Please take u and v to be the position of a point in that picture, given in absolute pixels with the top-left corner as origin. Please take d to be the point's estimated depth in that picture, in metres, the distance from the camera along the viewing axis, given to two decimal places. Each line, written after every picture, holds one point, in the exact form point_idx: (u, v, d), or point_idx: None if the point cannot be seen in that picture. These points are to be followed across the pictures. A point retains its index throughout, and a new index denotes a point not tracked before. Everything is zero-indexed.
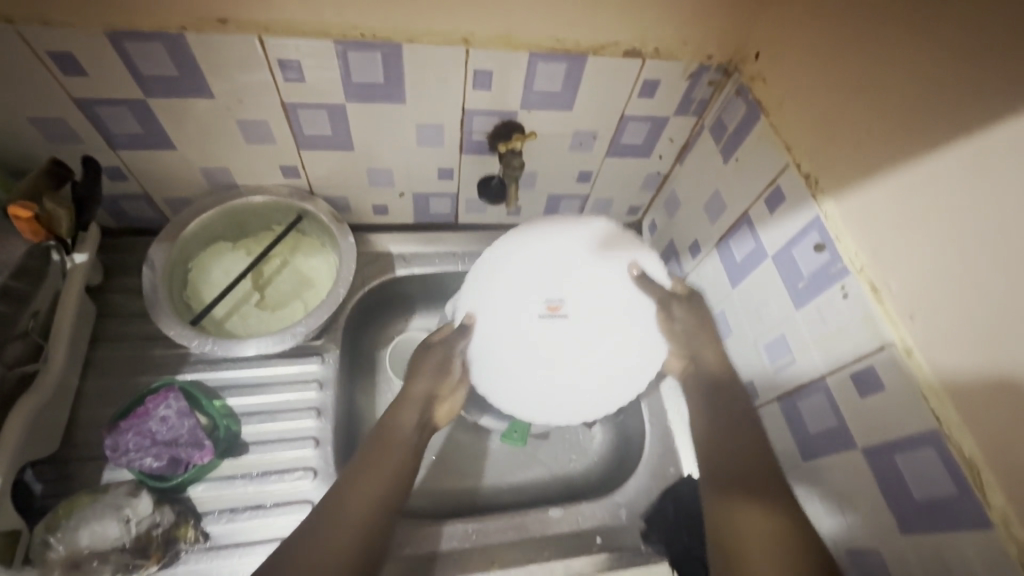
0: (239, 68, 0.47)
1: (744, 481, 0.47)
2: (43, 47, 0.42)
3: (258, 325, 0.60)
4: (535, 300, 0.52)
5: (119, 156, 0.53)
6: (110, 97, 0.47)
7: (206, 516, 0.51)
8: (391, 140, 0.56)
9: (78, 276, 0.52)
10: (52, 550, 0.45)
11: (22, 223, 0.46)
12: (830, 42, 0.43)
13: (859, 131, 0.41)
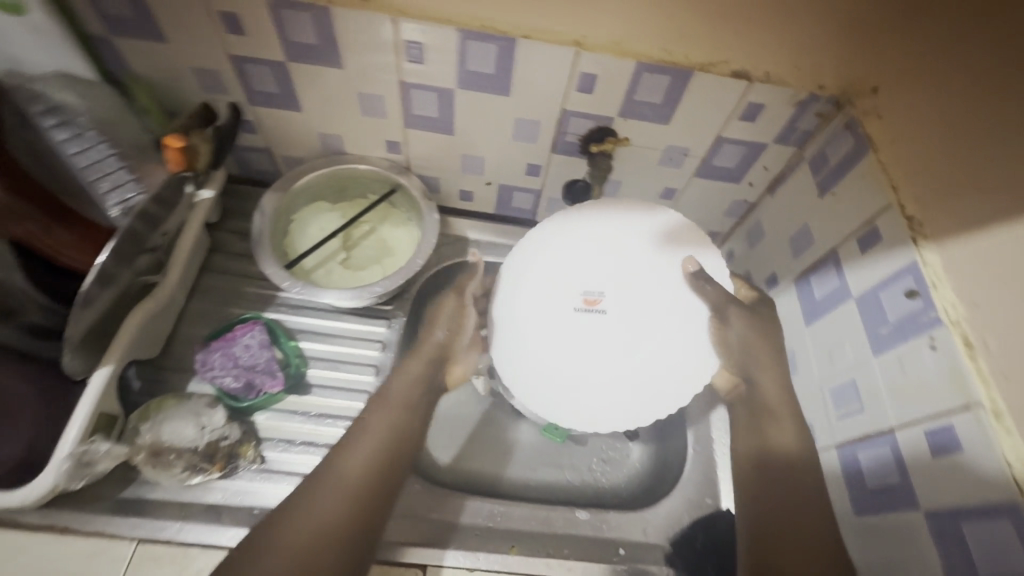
0: (368, 45, 0.51)
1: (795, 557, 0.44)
2: (214, 6, 0.49)
3: (340, 282, 0.65)
4: (572, 293, 0.52)
5: (253, 109, 0.59)
6: (260, 56, 0.53)
7: (267, 441, 0.56)
8: (489, 131, 0.60)
9: (203, 210, 0.59)
10: (140, 437, 0.51)
11: (173, 152, 0.52)
12: (950, 88, 0.41)
13: (969, 182, 0.39)
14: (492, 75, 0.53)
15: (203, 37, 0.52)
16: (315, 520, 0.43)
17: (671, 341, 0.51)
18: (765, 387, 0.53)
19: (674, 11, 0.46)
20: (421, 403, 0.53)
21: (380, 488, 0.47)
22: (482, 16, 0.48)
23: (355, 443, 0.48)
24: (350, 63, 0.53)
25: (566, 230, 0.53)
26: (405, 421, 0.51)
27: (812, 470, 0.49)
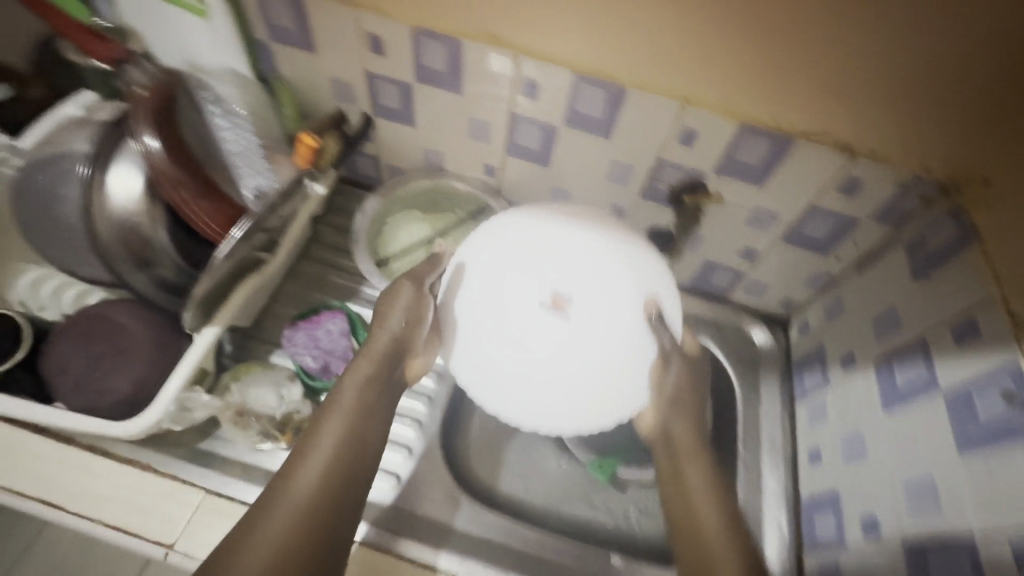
0: (487, 77, 0.56)
1: None
2: (363, 28, 0.55)
3: None
4: (540, 288, 0.49)
5: (374, 120, 0.66)
6: (392, 76, 0.59)
7: None
8: (583, 168, 0.63)
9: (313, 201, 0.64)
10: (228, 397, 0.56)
11: (305, 148, 0.58)
12: None
13: None
14: (597, 118, 0.56)
15: (346, 53, 0.58)
16: (271, 546, 0.43)
17: (618, 372, 0.49)
18: (680, 430, 0.56)
19: (739, 58, 0.48)
20: (370, 417, 0.52)
21: (333, 506, 0.47)
22: (601, 65, 0.52)
23: (298, 466, 0.48)
24: (468, 91, 0.58)
25: (541, 231, 0.51)
26: (352, 432, 0.50)
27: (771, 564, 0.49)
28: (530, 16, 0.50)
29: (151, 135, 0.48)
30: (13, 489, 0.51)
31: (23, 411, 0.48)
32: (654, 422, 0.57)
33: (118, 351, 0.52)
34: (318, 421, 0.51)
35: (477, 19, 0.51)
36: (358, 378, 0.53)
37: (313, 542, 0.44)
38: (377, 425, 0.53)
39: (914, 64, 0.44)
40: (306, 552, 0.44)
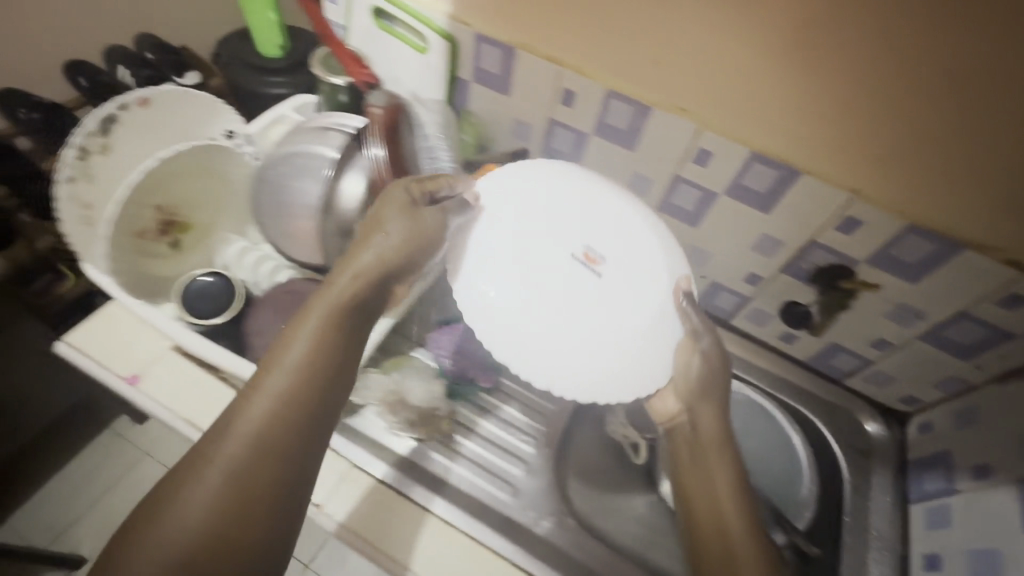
0: (664, 141, 0.62)
1: None
2: (565, 84, 0.63)
3: None
4: (573, 243, 0.51)
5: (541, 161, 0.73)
6: (572, 125, 0.66)
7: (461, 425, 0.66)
8: (730, 235, 0.67)
9: None
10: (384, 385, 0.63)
11: None
12: None
13: None
14: (760, 193, 0.61)
15: (539, 101, 0.66)
16: (225, 477, 0.44)
17: (643, 350, 0.51)
18: (704, 416, 0.56)
19: (789, 117, 0.54)
20: (333, 354, 0.50)
21: (283, 440, 0.46)
22: (775, 145, 0.57)
23: (250, 396, 0.47)
24: (641, 150, 0.64)
25: (569, 190, 0.54)
26: (313, 364, 0.49)
27: None
28: (722, 96, 0.56)
29: (379, 146, 0.57)
30: (194, 423, 0.58)
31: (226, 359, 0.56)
32: (676, 409, 0.57)
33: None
34: (275, 350, 0.49)
35: (668, 90, 0.58)
36: (324, 306, 0.50)
37: (264, 475, 0.45)
38: (336, 369, 0.50)
39: (950, 133, 0.50)
40: (257, 482, 0.45)
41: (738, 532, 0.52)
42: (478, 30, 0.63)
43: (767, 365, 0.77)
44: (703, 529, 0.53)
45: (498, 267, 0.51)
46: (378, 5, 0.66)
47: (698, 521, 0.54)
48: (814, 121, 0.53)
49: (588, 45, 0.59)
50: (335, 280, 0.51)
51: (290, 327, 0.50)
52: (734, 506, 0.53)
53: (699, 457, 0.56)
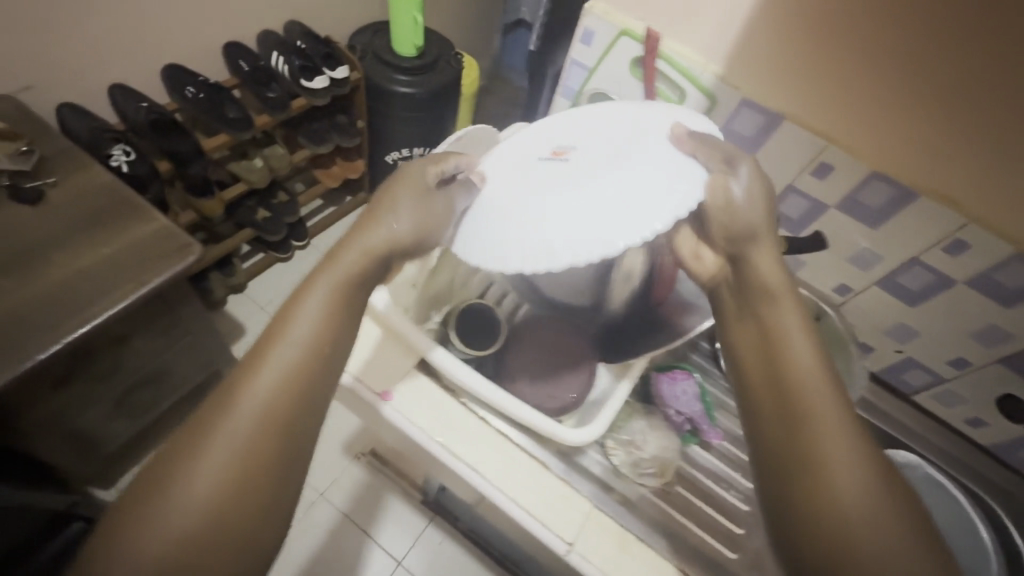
0: (914, 225, 0.63)
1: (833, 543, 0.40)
2: (824, 157, 0.64)
3: None
4: (546, 148, 0.57)
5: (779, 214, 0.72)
6: (814, 195, 0.68)
7: (685, 474, 0.66)
8: (951, 321, 0.68)
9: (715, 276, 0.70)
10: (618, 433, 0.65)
11: None
12: None
13: None
14: (1009, 290, 0.61)
15: (783, 168, 0.68)
16: (232, 452, 0.42)
17: (637, 176, 0.47)
18: (759, 258, 0.52)
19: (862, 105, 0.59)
20: (339, 325, 0.49)
21: (294, 417, 0.45)
22: None
23: (257, 366, 0.45)
24: (883, 229, 0.66)
25: (542, 126, 0.61)
26: (324, 333, 0.48)
27: (880, 497, 0.40)
28: (1003, 195, 0.57)
29: None
30: (447, 447, 0.60)
31: (491, 394, 0.57)
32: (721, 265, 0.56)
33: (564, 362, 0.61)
34: (285, 318, 0.48)
35: (942, 179, 0.59)
36: (332, 277, 0.50)
37: (271, 449, 0.43)
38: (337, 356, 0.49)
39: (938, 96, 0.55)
40: (265, 457, 0.43)
41: (818, 391, 0.45)
42: (745, 95, 0.65)
43: (945, 446, 0.78)
44: (760, 396, 0.48)
45: (492, 194, 0.54)
46: (639, 55, 0.68)
47: (767, 389, 0.48)
48: (841, 96, 0.60)
49: (864, 122, 0.60)
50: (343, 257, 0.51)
51: (298, 292, 0.49)
52: (808, 362, 0.47)
53: (759, 321, 0.51)
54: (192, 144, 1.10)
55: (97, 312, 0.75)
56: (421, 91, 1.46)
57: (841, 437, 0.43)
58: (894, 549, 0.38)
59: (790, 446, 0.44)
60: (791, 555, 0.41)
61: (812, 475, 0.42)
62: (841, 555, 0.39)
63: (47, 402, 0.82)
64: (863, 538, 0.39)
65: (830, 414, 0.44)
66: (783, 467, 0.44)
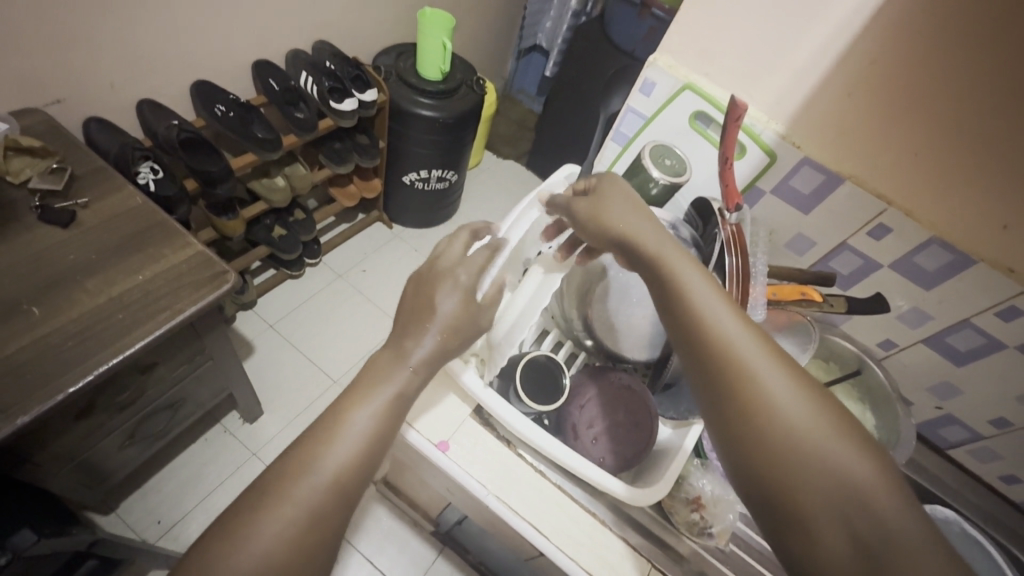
0: (972, 288, 0.64)
1: (769, 456, 0.39)
2: (884, 219, 0.65)
3: None
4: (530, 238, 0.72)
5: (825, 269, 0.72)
6: (869, 254, 0.69)
7: (741, 531, 0.66)
8: (998, 382, 0.69)
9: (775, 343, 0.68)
10: (681, 491, 0.64)
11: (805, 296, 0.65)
12: None
13: None
14: None
15: (840, 226, 0.69)
16: (260, 559, 0.39)
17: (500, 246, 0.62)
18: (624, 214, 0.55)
19: (812, 110, 0.63)
20: (387, 438, 0.47)
21: (319, 529, 0.42)
22: None
23: (305, 464, 0.43)
24: (937, 291, 0.67)
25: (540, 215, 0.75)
26: (370, 450, 0.45)
27: (794, 400, 0.40)
28: None
29: (737, 258, 0.59)
30: (506, 501, 0.59)
31: (561, 453, 0.57)
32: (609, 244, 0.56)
33: (627, 419, 0.62)
34: (339, 416, 0.46)
35: (1003, 250, 0.60)
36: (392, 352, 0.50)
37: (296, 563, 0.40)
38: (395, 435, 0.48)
39: (863, 85, 0.59)
40: (291, 560, 0.40)
41: (714, 309, 0.45)
42: (808, 154, 0.66)
43: (987, 504, 0.78)
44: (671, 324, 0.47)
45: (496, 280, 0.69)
46: (701, 108, 0.69)
47: (676, 328, 0.47)
48: (786, 101, 0.64)
49: (928, 190, 0.61)
50: (400, 366, 0.49)
51: (355, 394, 0.48)
52: (700, 287, 0.47)
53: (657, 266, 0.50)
54: (222, 165, 1.11)
55: (130, 343, 0.72)
56: (446, 117, 1.45)
57: (748, 349, 0.43)
58: (835, 450, 0.38)
59: (708, 377, 0.43)
60: (741, 486, 0.40)
61: (734, 400, 0.41)
62: (773, 458, 0.39)
63: (68, 433, 0.81)
64: (792, 446, 0.38)
65: (733, 333, 0.44)
66: (709, 401, 0.43)
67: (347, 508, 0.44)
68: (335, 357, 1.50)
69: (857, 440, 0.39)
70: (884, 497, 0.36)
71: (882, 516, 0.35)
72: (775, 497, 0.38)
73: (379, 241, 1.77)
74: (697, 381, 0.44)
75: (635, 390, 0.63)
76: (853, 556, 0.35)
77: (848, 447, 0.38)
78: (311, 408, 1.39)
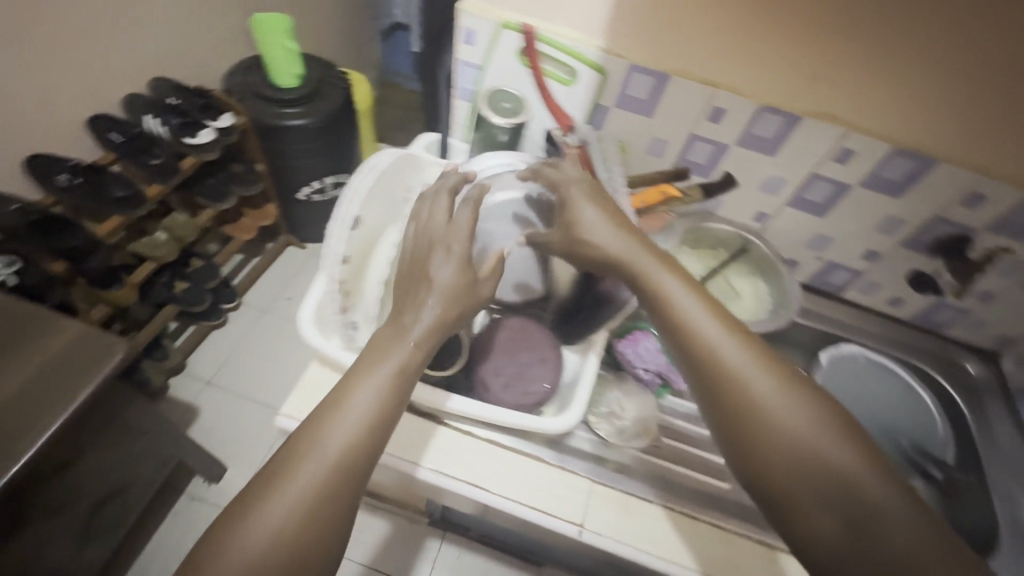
0: (806, 141, 0.69)
1: (768, 454, 0.45)
2: (716, 102, 0.68)
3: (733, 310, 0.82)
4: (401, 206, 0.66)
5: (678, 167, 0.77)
6: (714, 139, 0.72)
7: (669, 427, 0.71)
8: (856, 221, 0.76)
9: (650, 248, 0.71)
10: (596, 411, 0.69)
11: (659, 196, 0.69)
12: None
13: None
14: (896, 180, 0.69)
15: (682, 120, 0.72)
16: None
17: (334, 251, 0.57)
18: (595, 199, 0.57)
19: (617, 21, 0.65)
20: (388, 423, 0.47)
21: (315, 526, 0.42)
22: (917, 138, 0.65)
23: (247, 491, 0.44)
24: (782, 155, 0.71)
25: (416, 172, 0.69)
26: (359, 445, 0.46)
27: (790, 407, 0.46)
28: (869, 101, 0.63)
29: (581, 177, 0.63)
30: (439, 470, 0.61)
31: (472, 408, 0.59)
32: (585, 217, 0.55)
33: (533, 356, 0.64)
34: (330, 410, 0.46)
35: (818, 101, 0.65)
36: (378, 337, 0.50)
37: None
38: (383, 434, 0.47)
39: None
40: None
41: (709, 327, 0.50)
42: (631, 61, 0.67)
43: (881, 330, 0.87)
44: (671, 339, 0.52)
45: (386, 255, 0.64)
46: (525, 43, 0.69)
47: (680, 351, 0.51)
48: (593, 17, 0.65)
49: (741, 66, 0.64)
50: (398, 344, 0.49)
51: (349, 381, 0.48)
52: (693, 306, 0.51)
53: (655, 293, 0.52)
54: (82, 236, 1.06)
55: (29, 444, 0.69)
56: (317, 120, 1.39)
57: (746, 366, 0.48)
58: (821, 444, 0.44)
59: (715, 396, 0.48)
60: (751, 482, 0.47)
61: (737, 411, 0.47)
62: (773, 455, 0.45)
63: (7, 550, 0.78)
64: (794, 454, 0.44)
65: (733, 353, 0.49)
66: (719, 415, 0.48)
67: (338, 496, 0.44)
68: (283, 392, 1.46)
69: (851, 441, 0.44)
70: (869, 480, 0.42)
71: (874, 504, 0.41)
72: (772, 484, 0.45)
73: (295, 266, 1.72)
74: (704, 393, 0.49)
75: (538, 326, 0.65)
76: (848, 537, 0.41)
77: (844, 450, 0.44)
78: (273, 448, 1.37)
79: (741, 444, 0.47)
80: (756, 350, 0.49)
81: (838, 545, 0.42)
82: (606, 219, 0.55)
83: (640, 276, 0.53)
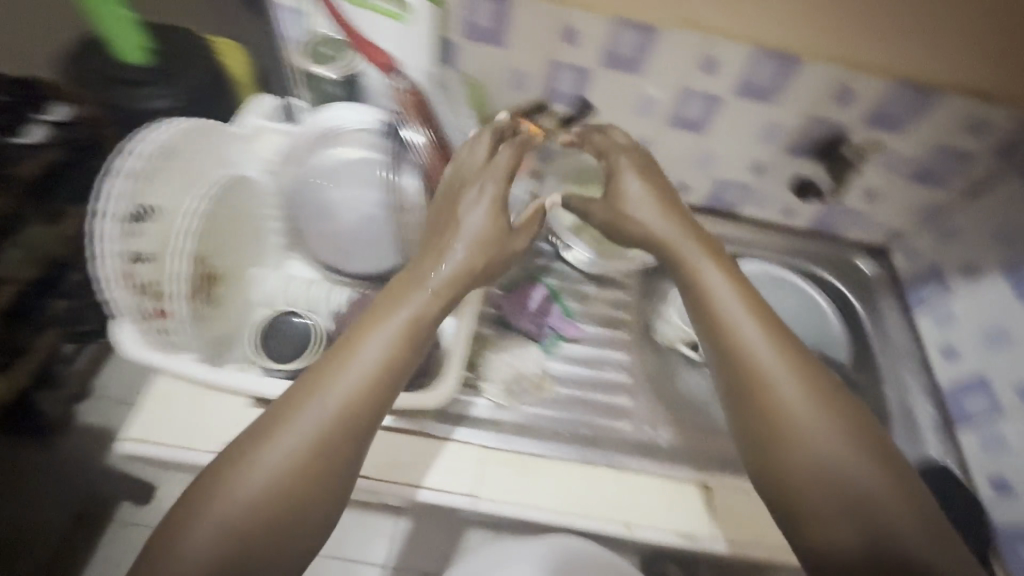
0: (668, 54, 0.63)
1: (794, 463, 0.47)
2: (565, 19, 0.61)
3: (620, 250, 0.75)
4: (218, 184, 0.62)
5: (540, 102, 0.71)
6: (575, 63, 0.66)
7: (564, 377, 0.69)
8: (736, 134, 0.72)
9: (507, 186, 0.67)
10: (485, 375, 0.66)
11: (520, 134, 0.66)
12: None
13: None
14: (766, 86, 0.65)
15: (537, 45, 0.65)
16: None
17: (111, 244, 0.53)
18: (624, 161, 0.62)
19: None
20: (388, 383, 0.49)
21: (315, 484, 0.46)
22: (779, 41, 0.58)
23: None
24: (648, 72, 0.66)
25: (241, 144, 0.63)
26: (361, 401, 0.48)
27: (829, 423, 0.48)
28: None
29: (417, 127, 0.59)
30: None
31: None
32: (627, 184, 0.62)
33: None
34: (335, 362, 0.49)
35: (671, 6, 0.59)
36: (390, 300, 0.53)
37: None
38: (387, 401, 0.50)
39: None
40: None
41: (748, 333, 0.51)
42: None
43: (778, 242, 0.86)
44: (711, 342, 0.53)
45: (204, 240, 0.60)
46: None
47: (715, 353, 0.53)
48: None
49: None
50: (415, 290, 0.53)
51: (357, 333, 0.51)
52: (743, 318, 0.52)
53: (691, 280, 0.56)
54: None
55: None
56: None
57: (778, 373, 0.49)
58: (839, 453, 0.46)
59: (744, 398, 0.50)
60: (767, 483, 0.49)
61: (764, 415, 0.49)
62: (796, 461, 0.47)
63: None
64: (818, 465, 0.46)
65: (768, 360, 0.50)
66: (744, 417, 0.50)
67: (338, 452, 0.46)
68: None
69: (874, 455, 0.47)
70: (882, 489, 0.45)
71: (887, 514, 0.44)
72: (794, 491, 0.47)
73: None
74: (733, 398, 0.51)
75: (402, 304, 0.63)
76: (860, 544, 0.44)
77: (866, 464, 0.46)
78: None
79: (764, 450, 0.49)
80: (799, 364, 0.51)
81: (850, 549, 0.44)
82: (650, 195, 0.61)
83: (685, 262, 0.58)
